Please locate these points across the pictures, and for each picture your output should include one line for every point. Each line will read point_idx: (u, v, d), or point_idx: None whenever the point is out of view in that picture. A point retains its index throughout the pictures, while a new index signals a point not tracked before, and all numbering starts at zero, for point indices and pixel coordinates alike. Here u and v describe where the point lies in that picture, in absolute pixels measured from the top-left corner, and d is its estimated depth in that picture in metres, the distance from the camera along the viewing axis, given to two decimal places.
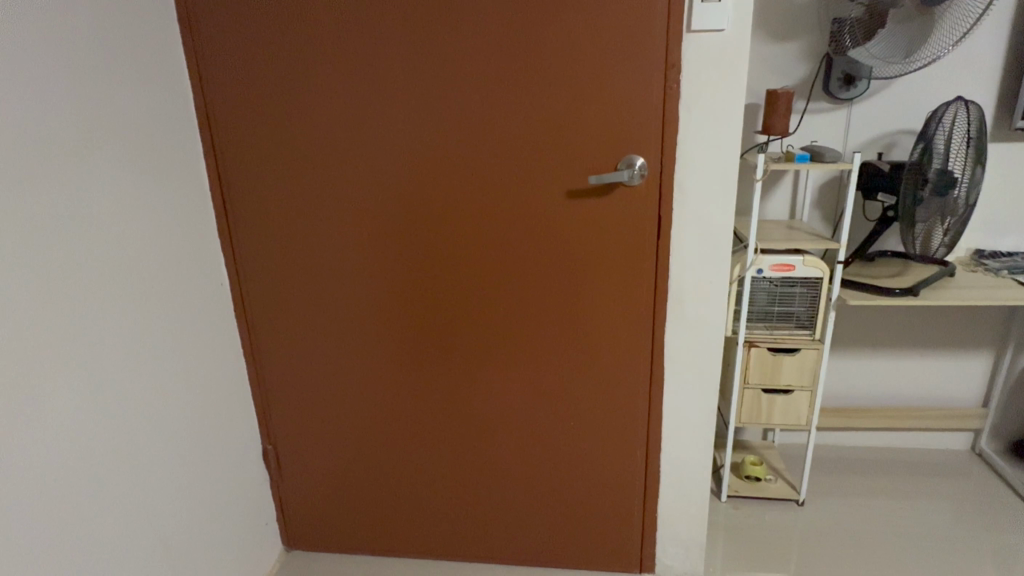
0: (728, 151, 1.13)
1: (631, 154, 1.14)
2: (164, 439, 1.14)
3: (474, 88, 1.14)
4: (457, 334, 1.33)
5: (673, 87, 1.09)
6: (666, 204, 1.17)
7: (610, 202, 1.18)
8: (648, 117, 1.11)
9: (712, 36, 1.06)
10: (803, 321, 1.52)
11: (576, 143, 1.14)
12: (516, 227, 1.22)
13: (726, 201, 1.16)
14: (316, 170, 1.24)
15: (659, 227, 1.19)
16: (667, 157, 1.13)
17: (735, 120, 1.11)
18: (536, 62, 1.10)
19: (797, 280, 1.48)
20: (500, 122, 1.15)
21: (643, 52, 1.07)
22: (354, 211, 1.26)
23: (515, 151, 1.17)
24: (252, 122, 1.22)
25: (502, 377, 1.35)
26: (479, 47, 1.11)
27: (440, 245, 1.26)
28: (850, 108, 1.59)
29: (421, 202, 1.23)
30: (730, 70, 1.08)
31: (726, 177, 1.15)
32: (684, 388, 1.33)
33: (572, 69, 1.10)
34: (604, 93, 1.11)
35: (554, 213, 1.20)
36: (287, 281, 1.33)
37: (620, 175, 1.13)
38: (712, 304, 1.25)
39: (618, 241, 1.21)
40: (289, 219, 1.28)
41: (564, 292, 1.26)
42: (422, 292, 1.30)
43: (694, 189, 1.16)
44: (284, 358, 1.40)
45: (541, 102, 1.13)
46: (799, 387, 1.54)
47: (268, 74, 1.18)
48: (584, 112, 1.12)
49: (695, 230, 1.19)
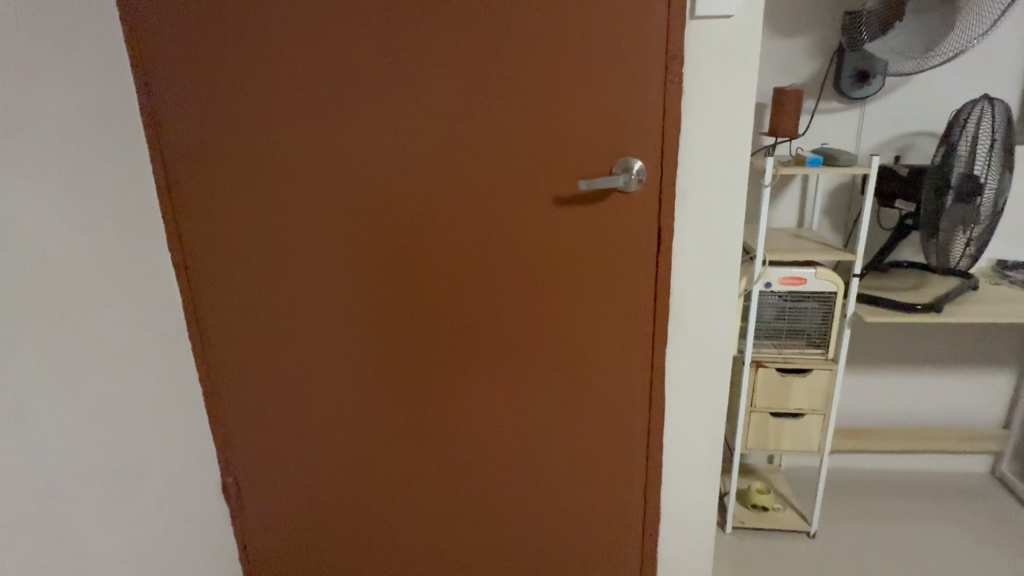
0: (737, 154, 1.01)
1: (628, 157, 1.01)
2: (124, 473, 1.01)
3: (450, 80, 1.01)
4: (438, 355, 1.20)
5: (675, 79, 0.96)
6: (667, 212, 1.04)
7: (605, 210, 1.05)
8: (647, 116, 0.98)
9: (720, 22, 0.94)
10: (814, 339, 1.40)
11: (569, 143, 1.01)
12: (503, 238, 1.09)
13: (734, 209, 1.04)
14: (275, 175, 1.10)
15: (660, 239, 1.06)
16: (669, 158, 1.00)
17: (746, 117, 0.99)
18: (522, 52, 0.98)
19: (809, 295, 1.36)
20: (483, 120, 1.02)
21: (640, 41, 0.95)
22: (318, 220, 1.12)
23: (500, 153, 1.04)
24: (203, 122, 1.08)
25: (490, 403, 1.22)
26: (457, 36, 0.98)
27: (419, 257, 1.13)
28: (862, 108, 1.47)
29: (397, 209, 1.10)
30: (739, 60, 0.95)
31: (735, 182, 1.02)
32: (688, 413, 1.21)
33: (563, 60, 0.97)
34: (597, 88, 0.98)
35: (546, 224, 1.07)
36: (249, 300, 1.19)
37: (615, 183, 1.00)
38: (719, 323, 1.13)
39: (615, 253, 1.08)
40: (248, 230, 1.14)
41: (557, 310, 1.13)
42: (398, 309, 1.17)
43: (699, 196, 1.04)
44: (246, 384, 1.26)
45: (528, 97, 1.00)
46: (810, 411, 1.42)
47: (220, 66, 1.04)
48: (577, 109, 0.99)
49: (700, 241, 1.07)
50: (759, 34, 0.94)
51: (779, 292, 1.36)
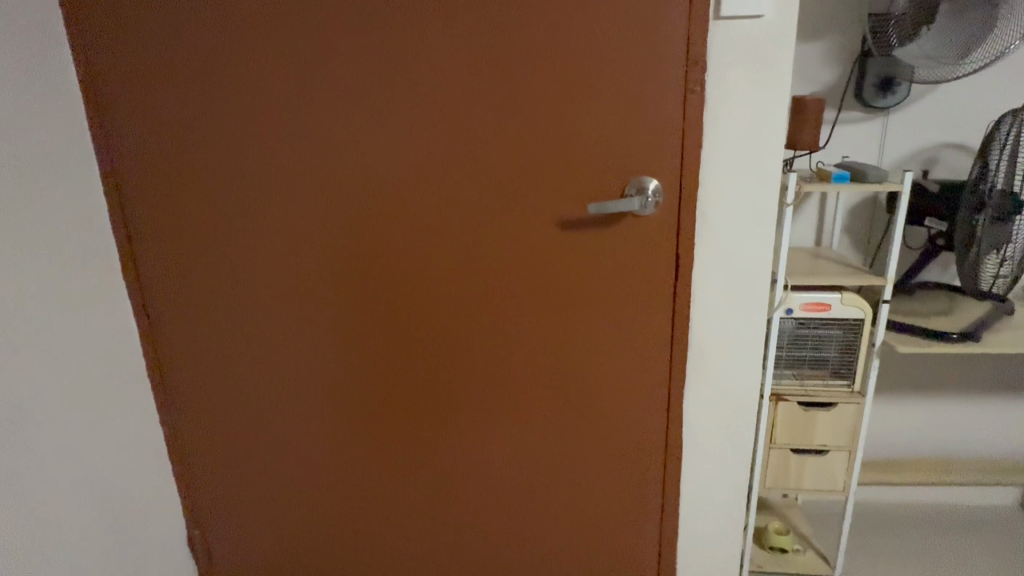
0: (765, 172, 0.90)
1: (643, 175, 0.89)
2: (64, 541, 0.87)
3: (441, 89, 0.88)
4: (429, 393, 1.07)
5: (698, 87, 0.85)
6: (687, 236, 0.92)
7: (617, 235, 0.93)
8: (664, 128, 0.87)
9: (748, 23, 0.83)
10: (839, 370, 1.29)
11: (575, 160, 0.89)
12: (501, 265, 0.97)
13: (762, 233, 0.93)
14: (242, 195, 0.97)
15: (677, 266, 0.94)
16: (689, 177, 0.89)
17: (776, 130, 0.88)
18: (523, 56, 0.86)
19: (833, 322, 1.25)
20: (479, 133, 0.90)
21: (658, 44, 0.83)
22: (292, 245, 0.99)
23: (497, 170, 0.92)
24: (162, 136, 0.94)
25: (489, 446, 1.10)
26: (448, 38, 0.86)
27: (408, 285, 1.00)
28: (885, 118, 1.37)
29: (381, 232, 0.97)
30: (769, 66, 0.84)
31: (764, 202, 0.91)
32: (707, 456, 1.10)
33: (569, 65, 0.85)
34: (609, 97, 0.86)
35: (550, 249, 0.95)
36: (217, 335, 1.06)
37: (630, 206, 0.87)
38: (742, 358, 1.02)
39: (628, 282, 0.96)
40: (212, 256, 1.01)
41: (562, 344, 1.01)
42: (384, 342, 1.05)
43: (722, 219, 0.93)
44: (216, 426, 1.13)
45: (530, 107, 0.88)
46: (834, 448, 1.31)
47: (181, 73, 0.91)
48: (585, 121, 0.88)
49: (723, 269, 0.96)
50: (793, 37, 0.83)
51: (801, 319, 1.25)
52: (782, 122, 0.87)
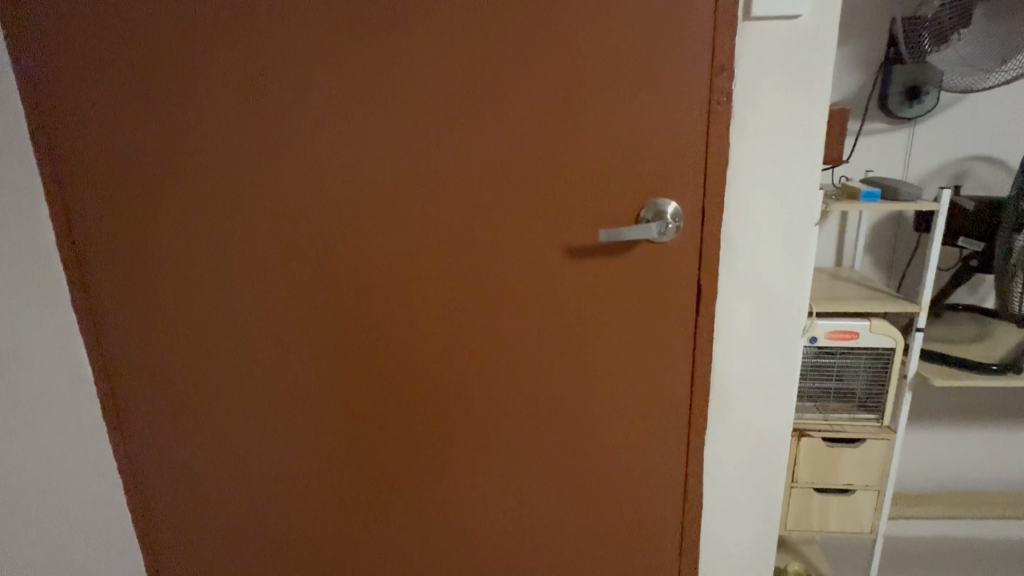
0: (800, 193, 0.79)
1: (661, 198, 0.78)
2: None
3: (430, 101, 0.77)
4: (415, 436, 0.95)
5: (725, 98, 0.74)
6: (710, 265, 0.82)
7: (629, 263, 0.82)
8: (685, 145, 0.76)
9: (782, 24, 0.73)
10: (866, 402, 1.18)
11: (583, 179, 0.79)
12: (499, 296, 0.86)
13: (796, 261, 0.83)
14: (197, 217, 0.84)
15: (699, 297, 0.84)
16: (714, 199, 0.78)
17: (813, 147, 0.78)
18: (524, 63, 0.75)
19: (861, 351, 1.14)
20: (474, 148, 0.79)
21: (678, 49, 0.73)
22: (256, 273, 0.86)
23: (495, 191, 0.81)
24: (112, 149, 0.82)
25: (488, 497, 0.97)
26: (437, 43, 0.75)
27: (392, 318, 0.88)
28: (911, 129, 1.27)
29: (360, 258, 0.85)
30: (804, 73, 0.74)
31: (798, 227, 0.81)
32: (729, 506, 0.98)
33: (576, 73, 0.75)
34: (621, 110, 0.76)
35: (554, 279, 0.84)
36: (180, 377, 0.92)
37: (645, 234, 0.77)
38: (768, 397, 0.91)
39: (641, 316, 0.85)
40: (164, 285, 0.88)
41: (568, 385, 0.90)
42: (362, 378, 0.92)
43: (748, 245, 0.82)
44: (180, 479, 0.99)
45: (533, 120, 0.77)
46: (861, 487, 1.20)
47: (130, 78, 0.78)
48: (595, 137, 0.77)
49: (748, 299, 0.85)
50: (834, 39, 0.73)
51: (826, 348, 1.14)
52: (819, 136, 0.77)
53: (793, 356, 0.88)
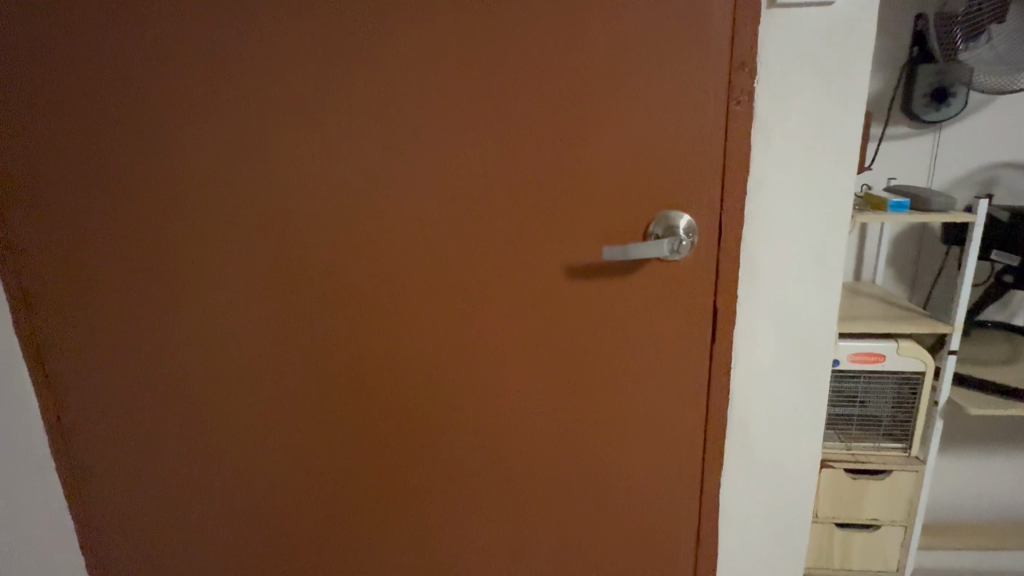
0: (830, 205, 0.71)
1: (672, 211, 0.69)
2: None
3: (409, 102, 0.68)
4: (391, 479, 0.83)
5: (746, 98, 0.65)
6: (727, 287, 0.72)
7: (636, 285, 0.72)
8: (700, 151, 0.67)
9: (811, 16, 0.65)
10: (891, 430, 1.09)
11: (583, 192, 0.69)
12: (489, 322, 0.76)
13: (825, 281, 0.74)
14: (142, 233, 0.74)
15: (715, 323, 0.74)
16: (733, 212, 0.69)
17: (845, 154, 0.69)
18: (517, 58, 0.66)
19: (886, 375, 1.05)
20: (460, 155, 0.69)
21: (691, 47, 0.64)
22: (211, 297, 0.76)
23: (484, 205, 0.71)
24: (51, 156, 0.72)
25: (479, 551, 0.85)
26: (418, 35, 0.66)
27: (367, 346, 0.77)
28: (936, 134, 1.18)
29: (328, 279, 0.74)
30: (834, 67, 0.66)
31: (828, 244, 0.72)
32: (748, 555, 0.88)
33: (576, 70, 0.65)
34: (627, 112, 0.66)
35: (551, 303, 0.74)
36: (132, 411, 0.82)
37: (656, 253, 0.67)
38: (792, 430, 0.82)
39: (650, 344, 0.75)
40: (102, 307, 0.77)
41: (567, 423, 0.79)
42: (331, 413, 0.81)
43: (770, 259, 0.74)
44: (133, 528, 0.87)
45: (527, 124, 0.68)
46: (886, 522, 1.10)
47: (68, 75, 0.69)
48: (598, 142, 0.67)
49: (770, 320, 0.76)
50: (871, 34, 0.65)
51: (849, 371, 1.05)
52: (854, 142, 0.69)
53: (821, 387, 0.79)
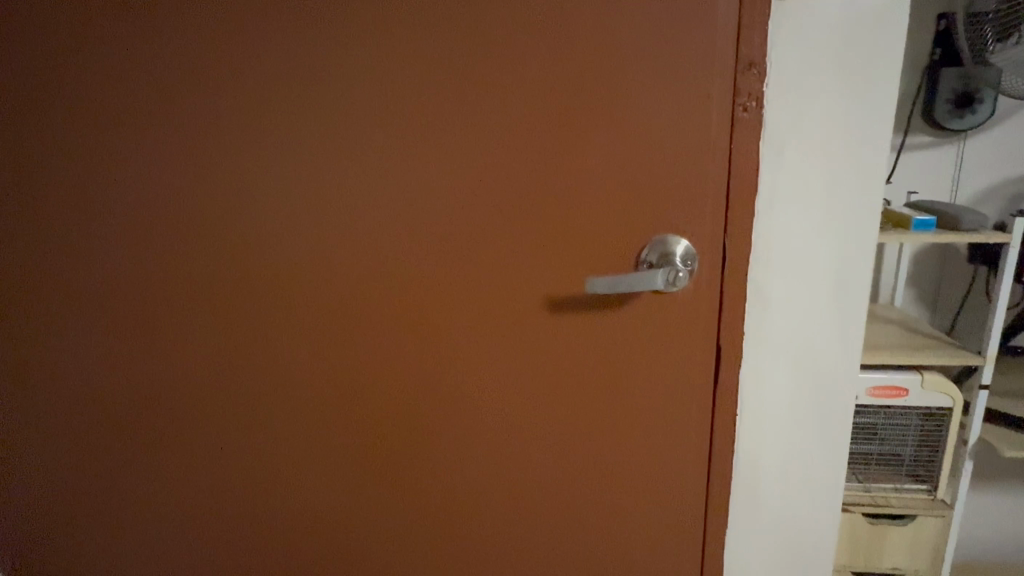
0: (849, 228, 0.62)
1: (667, 234, 0.58)
2: None
3: (363, 108, 0.59)
4: (333, 534, 0.72)
5: (754, 103, 0.55)
6: (732, 324, 0.61)
7: (625, 323, 0.61)
8: (700, 165, 0.56)
9: (829, 12, 0.56)
10: (915, 470, 0.99)
11: (564, 221, 0.59)
12: (455, 365, 0.65)
13: (843, 315, 0.64)
14: (55, 254, 0.65)
15: (718, 367, 0.63)
16: (738, 237, 0.59)
17: (868, 170, 0.60)
18: (484, 56, 0.56)
19: (910, 410, 0.95)
20: (420, 170, 0.60)
21: (686, 56, 0.54)
22: (119, 325, 0.66)
23: (449, 228, 0.61)
24: None
25: None
26: (371, 31, 0.56)
27: (322, 388, 0.67)
28: (960, 144, 1.09)
29: (276, 309, 0.65)
30: (852, 67, 0.57)
31: (848, 273, 0.63)
32: None
33: (553, 70, 0.56)
34: (613, 120, 0.56)
35: (526, 342, 0.63)
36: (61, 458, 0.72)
37: (648, 286, 0.56)
38: (808, 483, 0.71)
39: (641, 393, 0.64)
40: (28, 341, 0.69)
41: (549, 486, 0.68)
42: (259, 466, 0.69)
43: (783, 287, 0.64)
44: None
45: (498, 133, 0.58)
46: (909, 571, 1.00)
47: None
48: (580, 156, 0.57)
49: (784, 355, 0.66)
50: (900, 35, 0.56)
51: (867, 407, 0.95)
52: (880, 157, 0.60)
53: (839, 436, 0.69)
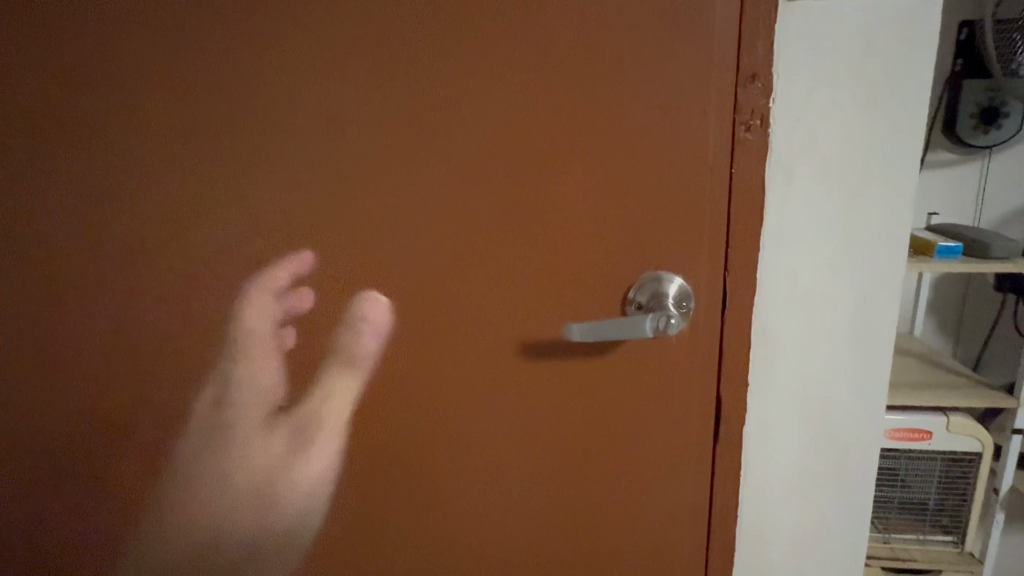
0: (866, 270, 0.54)
1: (659, 270, 0.49)
2: None
3: (284, 124, 0.48)
4: None
5: (758, 122, 0.46)
6: (735, 382, 0.52)
7: (606, 378, 0.51)
8: (693, 193, 0.47)
9: (844, 25, 0.49)
10: (940, 519, 0.90)
11: (538, 270, 0.50)
12: (402, 434, 0.54)
13: (860, 367, 0.57)
14: None
15: (718, 432, 0.53)
16: (740, 278, 0.50)
17: (889, 205, 0.52)
18: (434, 75, 0.47)
19: (933, 454, 0.86)
20: (358, 200, 0.49)
21: (677, 87, 0.45)
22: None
23: (394, 271, 0.51)
24: None
25: None
26: (292, 32, 0.47)
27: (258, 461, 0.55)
28: (983, 161, 1.00)
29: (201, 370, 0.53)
30: (873, 78, 0.50)
31: (871, 304, 0.55)
32: None
33: (517, 83, 0.46)
34: (590, 142, 0.47)
35: (490, 403, 0.53)
36: None
37: (634, 334, 0.47)
38: (825, 549, 0.63)
39: (627, 461, 0.53)
40: None
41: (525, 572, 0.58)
42: (119, 483, 0.56)
43: (797, 323, 0.55)
44: None
45: (451, 158, 0.48)
46: None
47: None
48: (550, 184, 0.48)
49: (796, 401, 0.58)
50: (927, 53, 0.49)
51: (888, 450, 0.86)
52: (906, 180, 0.52)
53: (856, 500, 0.61)
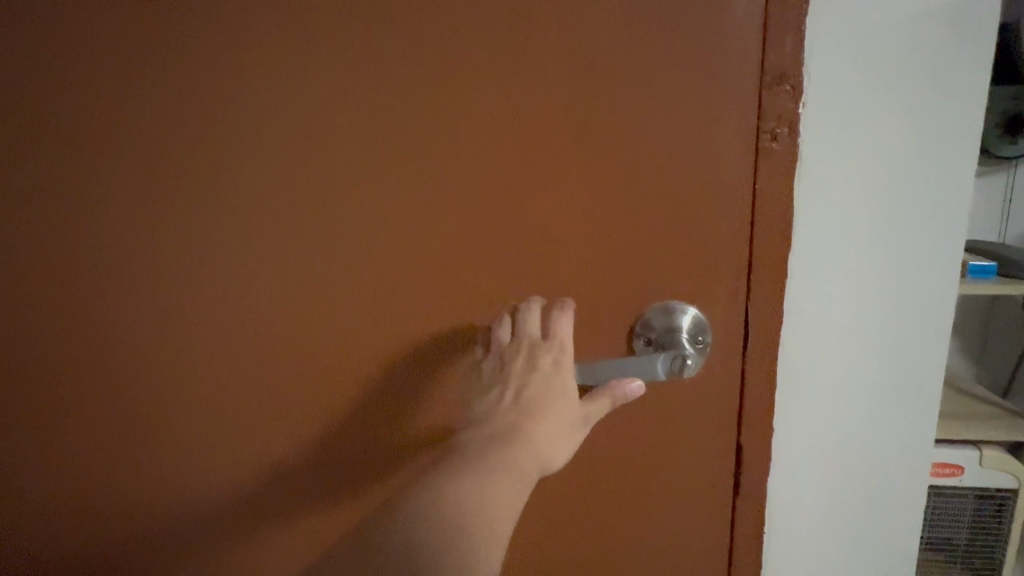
0: (908, 304, 0.47)
1: (671, 300, 0.42)
2: None
3: (249, 137, 0.43)
4: None
5: (785, 129, 0.39)
6: (758, 433, 0.44)
7: (610, 422, 0.45)
8: (710, 212, 0.41)
9: (885, 23, 0.42)
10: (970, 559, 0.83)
11: (527, 301, 0.44)
12: (382, 479, 0.49)
13: (898, 413, 0.50)
14: None
15: (737, 489, 0.46)
16: (762, 313, 0.42)
17: (935, 230, 0.46)
18: (406, 86, 0.41)
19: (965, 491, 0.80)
20: (329, 221, 0.44)
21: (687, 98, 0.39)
22: None
23: (370, 299, 0.45)
24: None
25: None
26: (256, 31, 0.41)
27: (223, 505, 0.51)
28: (1007, 172, 0.95)
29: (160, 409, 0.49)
30: (913, 83, 0.43)
31: (910, 340, 0.48)
32: None
33: (508, 87, 0.40)
34: (591, 154, 0.41)
35: None
36: None
37: (628, 388, 0.39)
38: None
39: (633, 514, 0.47)
40: None
41: None
42: (81, 524, 0.52)
43: (827, 363, 0.48)
44: None
45: (432, 173, 0.42)
46: None
47: None
48: (545, 204, 0.42)
49: (824, 450, 0.51)
50: (979, 57, 0.42)
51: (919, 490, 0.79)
52: (952, 201, 0.45)
53: (891, 559, 0.54)
